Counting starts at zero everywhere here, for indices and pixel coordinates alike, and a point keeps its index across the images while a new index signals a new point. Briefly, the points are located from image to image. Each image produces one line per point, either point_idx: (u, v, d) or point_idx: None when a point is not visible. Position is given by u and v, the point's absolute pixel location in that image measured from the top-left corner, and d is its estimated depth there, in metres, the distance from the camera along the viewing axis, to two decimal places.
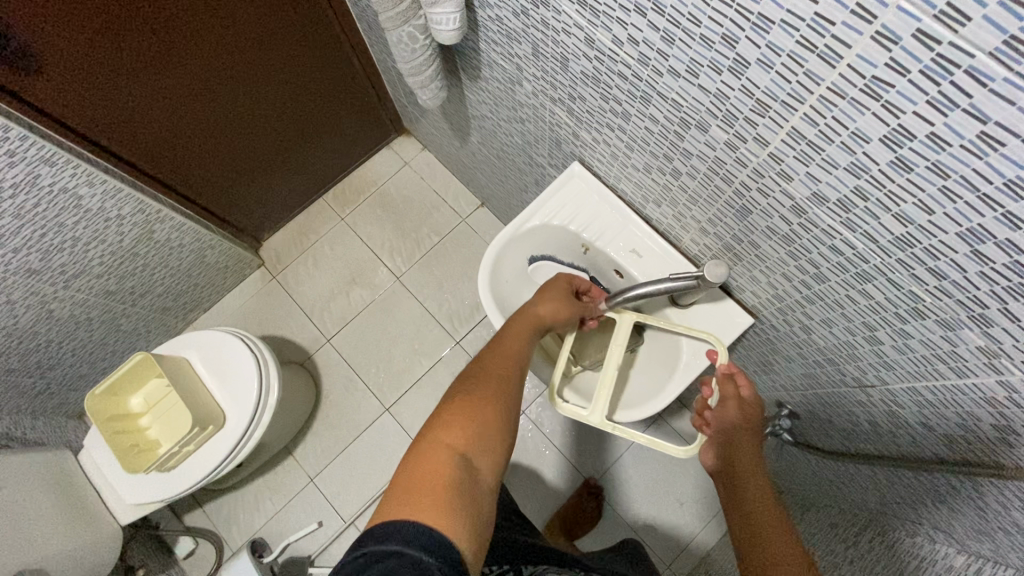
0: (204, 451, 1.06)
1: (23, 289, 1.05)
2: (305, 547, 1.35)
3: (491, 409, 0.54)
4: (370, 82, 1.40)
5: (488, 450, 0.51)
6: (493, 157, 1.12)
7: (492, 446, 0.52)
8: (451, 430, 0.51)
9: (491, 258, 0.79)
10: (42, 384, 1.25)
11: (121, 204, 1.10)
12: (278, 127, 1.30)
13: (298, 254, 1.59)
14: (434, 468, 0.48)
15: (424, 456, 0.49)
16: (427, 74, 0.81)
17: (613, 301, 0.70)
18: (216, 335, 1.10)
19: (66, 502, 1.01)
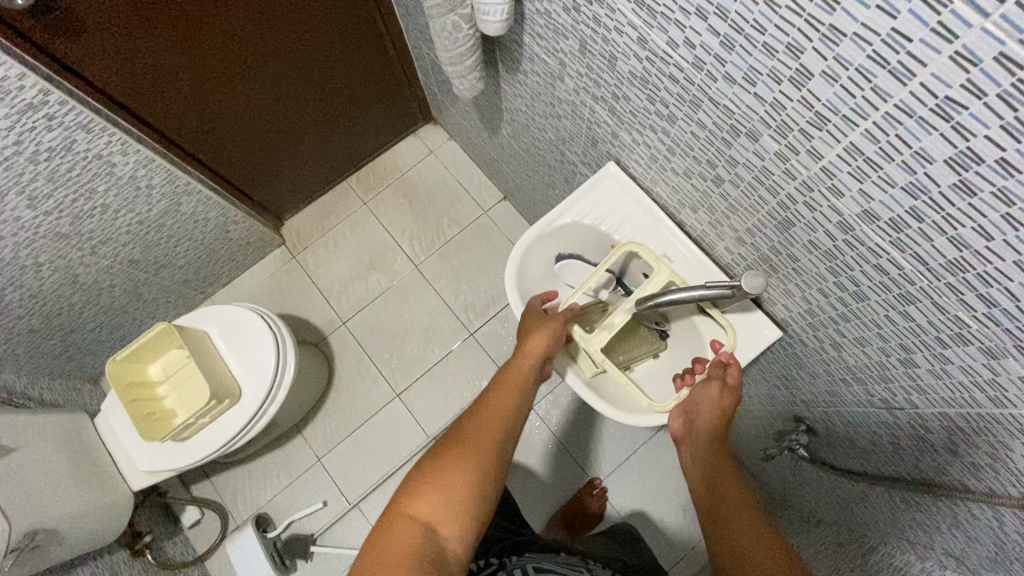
0: (219, 423, 1.07)
1: (50, 252, 1.06)
2: (308, 525, 1.37)
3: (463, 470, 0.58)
4: (403, 68, 1.40)
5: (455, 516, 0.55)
6: (522, 151, 1.12)
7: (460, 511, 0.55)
8: (418, 495, 0.56)
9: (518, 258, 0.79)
10: (62, 347, 1.27)
11: (152, 175, 1.11)
12: (309, 109, 1.30)
13: (319, 235, 1.59)
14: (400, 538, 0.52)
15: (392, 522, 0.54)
16: (467, 64, 0.81)
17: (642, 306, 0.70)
18: (237, 310, 1.11)
19: (77, 464, 1.02)
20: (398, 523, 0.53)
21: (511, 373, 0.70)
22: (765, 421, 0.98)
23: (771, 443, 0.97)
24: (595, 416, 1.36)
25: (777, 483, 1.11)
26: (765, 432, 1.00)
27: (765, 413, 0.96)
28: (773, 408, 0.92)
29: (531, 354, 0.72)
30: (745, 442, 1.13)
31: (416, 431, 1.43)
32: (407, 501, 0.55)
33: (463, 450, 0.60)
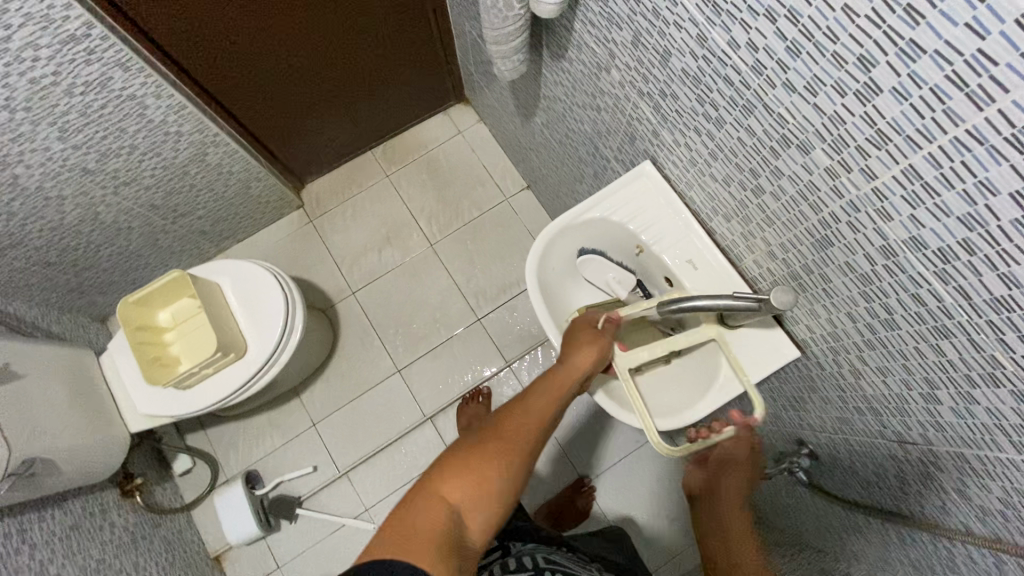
0: (221, 377, 1.07)
1: (74, 187, 1.06)
2: (296, 488, 1.39)
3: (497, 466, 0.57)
4: (442, 44, 1.38)
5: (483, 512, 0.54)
6: (553, 141, 1.10)
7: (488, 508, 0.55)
8: (451, 480, 0.55)
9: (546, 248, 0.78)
10: (74, 282, 1.28)
11: (182, 122, 1.10)
12: (344, 72, 1.29)
13: (338, 202, 1.59)
14: (427, 520, 0.51)
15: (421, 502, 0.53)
16: (512, 45, 0.80)
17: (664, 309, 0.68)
18: (251, 267, 1.11)
19: (80, 398, 1.03)
20: (428, 504, 0.53)
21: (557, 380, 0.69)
22: (766, 441, 0.97)
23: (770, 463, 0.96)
24: (594, 415, 1.36)
25: (768, 504, 1.10)
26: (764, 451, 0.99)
27: (768, 433, 0.95)
28: (776, 429, 0.91)
29: (576, 368, 0.70)
30: None
31: (412, 408, 1.43)
32: (437, 486, 0.54)
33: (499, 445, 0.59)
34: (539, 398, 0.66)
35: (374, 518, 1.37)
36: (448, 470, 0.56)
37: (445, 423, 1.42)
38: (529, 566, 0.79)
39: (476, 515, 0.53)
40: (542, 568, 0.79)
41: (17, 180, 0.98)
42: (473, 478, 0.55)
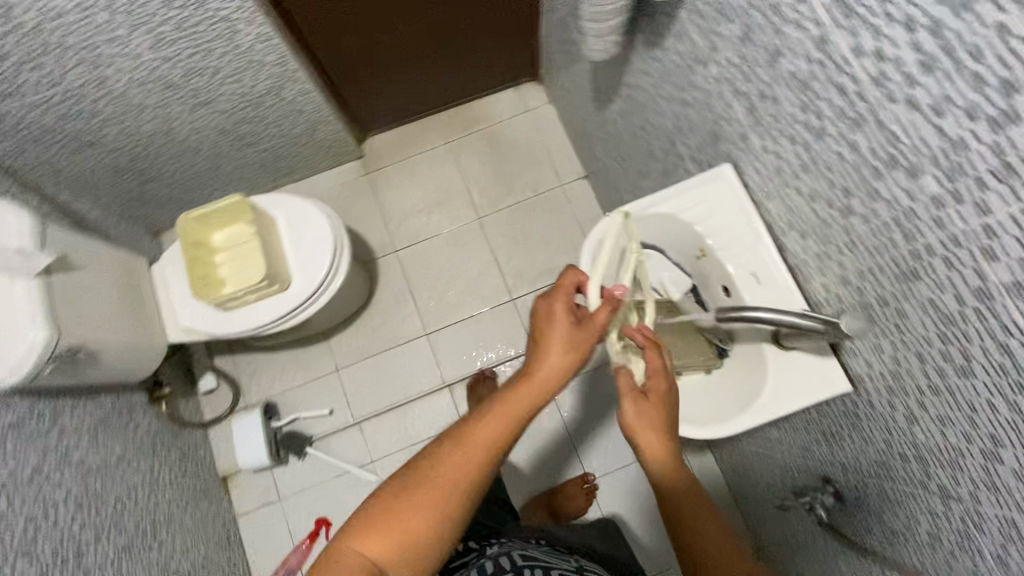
0: (262, 306, 1.09)
1: (155, 98, 1.10)
2: (309, 427, 1.42)
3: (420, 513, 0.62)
4: (529, 16, 1.36)
5: (401, 559, 0.61)
6: (626, 132, 1.08)
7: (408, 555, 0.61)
8: (372, 533, 0.62)
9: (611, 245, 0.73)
10: (138, 190, 1.33)
11: (267, 52, 1.10)
12: (429, 25, 1.27)
13: (396, 159, 1.59)
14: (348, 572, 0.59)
15: (344, 552, 0.61)
16: (610, 24, 0.78)
17: (724, 316, 0.63)
18: (307, 205, 1.13)
19: (128, 299, 1.07)
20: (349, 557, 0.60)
21: (520, 395, 0.68)
22: (786, 472, 0.95)
23: (788, 495, 0.94)
24: (611, 415, 1.35)
25: (775, 538, 1.08)
26: (783, 482, 0.97)
27: (791, 465, 0.93)
28: (800, 462, 0.89)
29: (538, 382, 0.68)
30: (757, 487, 1.10)
31: (433, 373, 1.45)
32: (363, 537, 0.62)
33: (424, 491, 0.63)
34: (486, 425, 0.67)
35: (377, 471, 1.39)
36: (372, 521, 0.62)
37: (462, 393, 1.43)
38: (506, 568, 0.81)
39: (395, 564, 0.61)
40: (521, 567, 0.80)
41: (105, 82, 1.02)
42: (394, 531, 0.62)
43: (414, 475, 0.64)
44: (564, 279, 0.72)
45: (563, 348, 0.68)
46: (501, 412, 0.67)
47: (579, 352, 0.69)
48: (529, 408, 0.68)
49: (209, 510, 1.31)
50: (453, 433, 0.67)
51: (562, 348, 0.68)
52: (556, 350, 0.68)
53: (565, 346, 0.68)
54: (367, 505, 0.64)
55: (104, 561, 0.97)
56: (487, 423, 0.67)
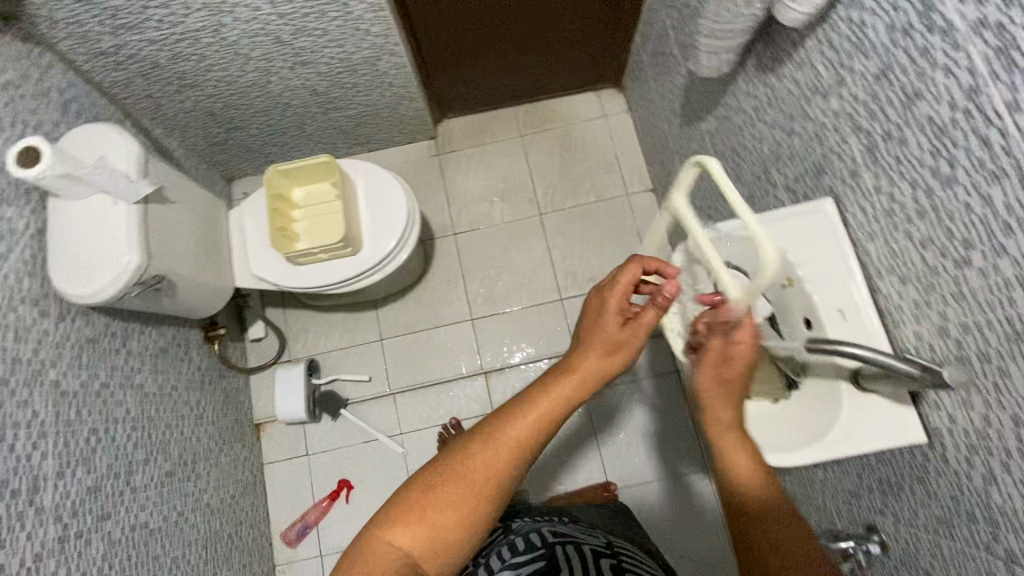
0: (331, 266, 1.12)
1: (262, 52, 1.13)
2: (346, 390, 1.46)
3: (451, 507, 0.67)
4: (627, 23, 1.36)
5: (433, 548, 0.66)
6: (713, 152, 1.08)
7: (440, 544, 0.66)
8: (403, 524, 0.66)
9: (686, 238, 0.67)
10: (224, 136, 1.38)
11: (374, 23, 1.13)
12: (527, 15, 1.29)
13: (468, 144, 1.62)
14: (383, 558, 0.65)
15: (377, 540, 0.66)
16: (730, 44, 0.79)
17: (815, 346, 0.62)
18: (388, 176, 1.15)
19: (209, 237, 1.11)
20: (383, 545, 0.66)
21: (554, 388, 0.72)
22: (825, 514, 0.95)
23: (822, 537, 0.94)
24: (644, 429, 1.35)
25: None
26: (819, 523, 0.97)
27: (832, 508, 0.92)
28: (844, 507, 0.89)
29: (577, 382, 0.72)
30: None
31: (473, 358, 1.47)
32: (394, 528, 0.66)
33: (456, 487, 0.68)
34: (517, 426, 0.70)
35: (404, 444, 1.42)
36: (403, 513, 0.67)
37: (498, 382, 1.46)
38: (538, 545, 0.86)
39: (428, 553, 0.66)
40: (552, 545, 0.85)
41: (221, 30, 1.06)
42: (424, 523, 0.66)
43: (445, 472, 0.69)
44: (622, 275, 0.74)
45: (608, 344, 0.73)
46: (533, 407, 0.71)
47: (624, 351, 0.73)
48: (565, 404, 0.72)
49: (241, 453, 1.35)
50: (483, 431, 0.71)
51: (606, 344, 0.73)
52: (599, 348, 0.73)
53: (610, 342, 0.73)
54: (399, 497, 0.69)
55: (148, 482, 1.02)
56: (518, 424, 0.70)
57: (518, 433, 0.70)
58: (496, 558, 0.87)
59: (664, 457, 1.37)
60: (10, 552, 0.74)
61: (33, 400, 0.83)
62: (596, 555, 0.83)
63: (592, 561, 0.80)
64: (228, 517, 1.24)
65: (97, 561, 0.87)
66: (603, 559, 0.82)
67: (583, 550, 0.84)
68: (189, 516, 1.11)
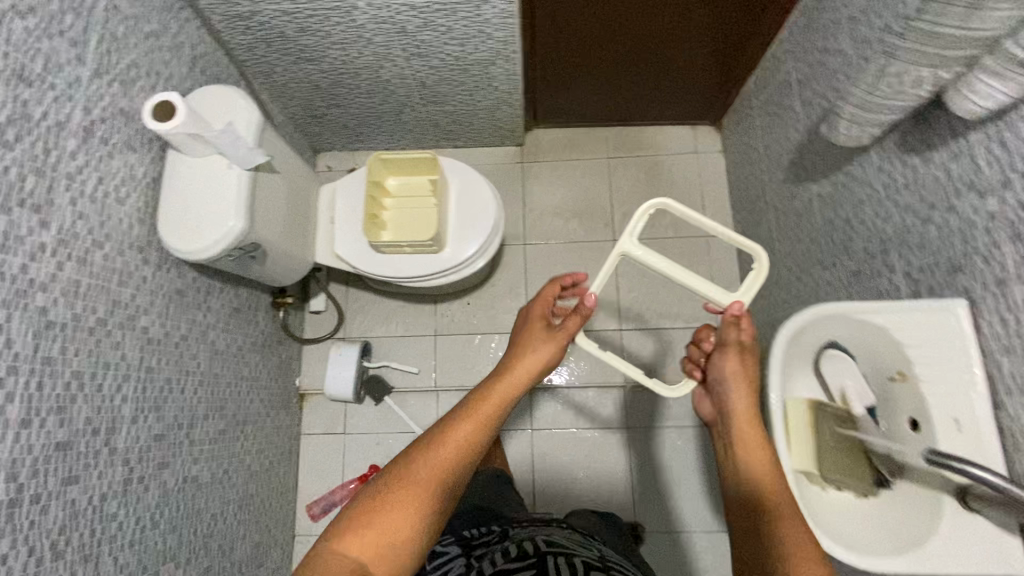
0: (411, 260, 1.13)
1: (384, 38, 1.14)
2: (393, 378, 1.47)
3: (398, 507, 0.69)
4: (746, 66, 1.33)
5: (386, 554, 0.66)
6: (821, 217, 1.05)
7: (391, 550, 0.67)
8: (351, 534, 0.67)
9: (683, 278, 0.81)
10: (324, 110, 1.40)
11: (499, 28, 1.12)
12: (647, 39, 1.26)
13: (554, 157, 1.60)
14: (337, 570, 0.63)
15: (326, 555, 0.65)
16: (882, 118, 0.75)
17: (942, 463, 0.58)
18: (483, 185, 1.15)
19: (302, 209, 1.13)
20: (334, 558, 0.64)
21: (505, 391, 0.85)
22: None
23: None
24: None
25: None
26: None
27: None
28: None
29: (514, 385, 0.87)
30: None
31: None
32: (341, 539, 0.66)
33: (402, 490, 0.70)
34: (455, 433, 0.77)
35: None
36: (351, 523, 0.68)
37: (542, 398, 1.47)
38: (529, 553, 0.82)
39: (380, 560, 0.66)
40: (543, 554, 0.81)
41: (352, 12, 1.06)
42: (373, 527, 0.67)
43: (391, 478, 0.72)
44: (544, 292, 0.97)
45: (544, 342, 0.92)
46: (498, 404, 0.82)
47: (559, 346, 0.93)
48: (507, 399, 0.85)
49: (284, 420, 1.37)
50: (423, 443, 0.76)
51: (539, 343, 0.92)
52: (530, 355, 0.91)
53: (543, 339, 0.93)
54: (343, 513, 0.69)
55: (204, 437, 1.04)
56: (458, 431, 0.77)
57: (461, 437, 0.77)
58: (487, 563, 0.84)
59: (694, 504, 1.38)
60: (82, 488, 0.77)
61: (124, 343, 0.85)
62: (588, 567, 0.80)
63: (583, 570, 0.77)
64: (264, 481, 1.26)
65: (151, 508, 0.89)
66: (593, 571, 0.79)
67: (574, 561, 0.80)
68: (232, 475, 1.14)
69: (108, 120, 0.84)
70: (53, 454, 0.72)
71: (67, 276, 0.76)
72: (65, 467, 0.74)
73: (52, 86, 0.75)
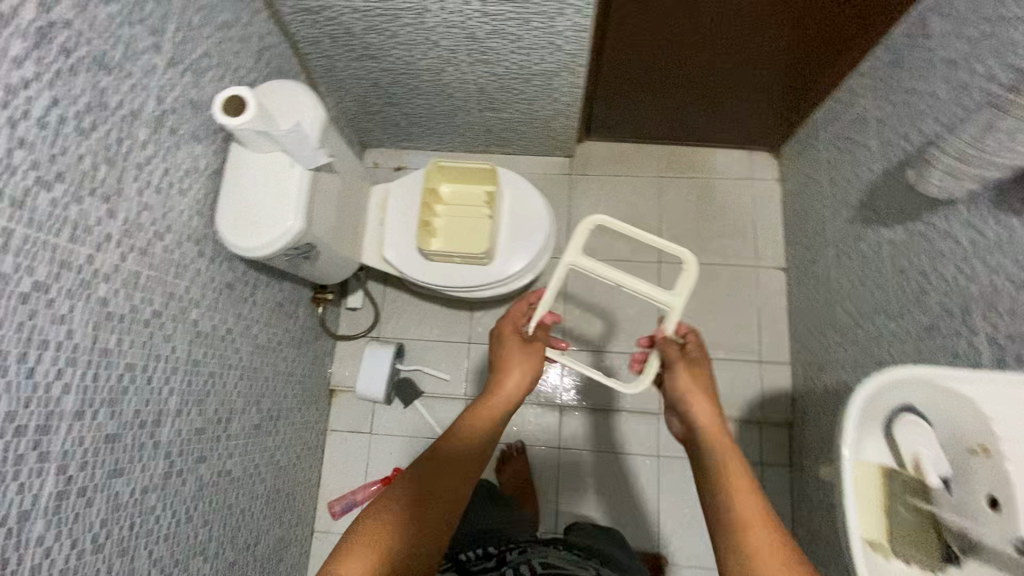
0: (459, 270, 1.11)
1: (451, 42, 1.12)
2: (424, 382, 1.45)
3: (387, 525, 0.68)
4: (817, 96, 1.28)
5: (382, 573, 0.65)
6: (891, 264, 1.00)
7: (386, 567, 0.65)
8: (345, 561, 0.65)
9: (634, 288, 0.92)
10: (378, 107, 1.39)
11: (570, 41, 1.09)
12: (718, 61, 1.22)
13: (604, 171, 1.57)
14: None
15: None
16: (985, 174, 0.71)
17: None
18: (536, 201, 1.12)
19: (355, 210, 1.11)
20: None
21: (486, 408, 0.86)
22: None
23: None
24: None
25: None
26: None
27: None
28: None
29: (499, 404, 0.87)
30: None
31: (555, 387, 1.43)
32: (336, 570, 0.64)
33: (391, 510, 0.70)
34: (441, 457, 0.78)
35: None
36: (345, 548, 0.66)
37: (574, 416, 1.45)
38: None
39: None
40: None
41: (423, 14, 1.04)
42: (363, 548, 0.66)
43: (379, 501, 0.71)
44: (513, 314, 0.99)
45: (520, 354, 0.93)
46: (475, 420, 0.84)
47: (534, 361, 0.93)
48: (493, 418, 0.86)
49: (313, 416, 1.37)
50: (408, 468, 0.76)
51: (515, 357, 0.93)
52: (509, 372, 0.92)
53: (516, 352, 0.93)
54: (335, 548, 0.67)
55: (240, 432, 1.04)
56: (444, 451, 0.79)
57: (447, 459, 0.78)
58: None
59: None
60: (125, 481, 0.76)
61: (175, 336, 0.85)
62: None
63: None
64: (290, 476, 1.26)
65: (187, 501, 0.89)
66: None
67: None
68: (262, 470, 1.13)
69: (177, 110, 0.83)
70: (102, 446, 0.72)
71: (128, 268, 0.75)
72: (112, 459, 0.73)
73: (129, 75, 0.74)
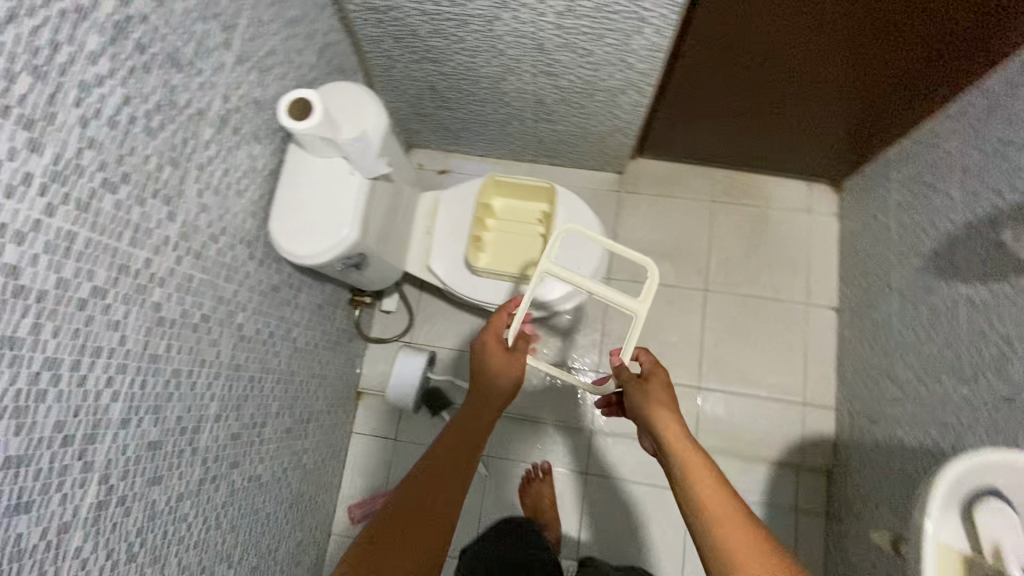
0: (507, 290, 1.08)
1: (518, 51, 1.08)
2: (453, 393, 1.43)
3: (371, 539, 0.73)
4: (893, 134, 1.21)
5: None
6: (967, 323, 0.95)
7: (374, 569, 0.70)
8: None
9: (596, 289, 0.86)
10: (431, 109, 1.35)
11: (643, 60, 1.04)
12: (793, 89, 1.17)
13: (654, 191, 1.52)
14: None
15: None
16: None
17: None
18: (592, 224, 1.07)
19: (405, 218, 1.08)
20: None
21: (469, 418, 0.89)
22: None
23: None
24: None
25: None
26: None
27: None
28: None
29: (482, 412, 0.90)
30: None
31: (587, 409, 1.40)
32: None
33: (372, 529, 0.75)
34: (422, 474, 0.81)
35: (489, 468, 1.42)
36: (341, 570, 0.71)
37: (604, 441, 1.42)
38: None
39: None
40: None
41: (493, 22, 1.00)
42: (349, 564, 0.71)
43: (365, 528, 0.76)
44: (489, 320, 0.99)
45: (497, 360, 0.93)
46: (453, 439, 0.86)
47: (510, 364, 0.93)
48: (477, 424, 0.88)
49: (340, 418, 1.35)
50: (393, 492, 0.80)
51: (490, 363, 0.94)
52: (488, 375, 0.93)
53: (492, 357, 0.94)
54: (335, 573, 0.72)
55: (272, 436, 1.02)
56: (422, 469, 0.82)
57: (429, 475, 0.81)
58: None
59: None
60: (163, 488, 0.74)
61: (221, 341, 0.82)
62: None
63: None
64: (314, 479, 1.24)
65: (218, 507, 0.87)
66: None
67: None
68: (289, 474, 1.11)
69: (241, 109, 0.80)
70: (144, 454, 0.70)
71: (182, 271, 0.72)
72: (152, 467, 0.71)
73: (200, 72, 0.71)
